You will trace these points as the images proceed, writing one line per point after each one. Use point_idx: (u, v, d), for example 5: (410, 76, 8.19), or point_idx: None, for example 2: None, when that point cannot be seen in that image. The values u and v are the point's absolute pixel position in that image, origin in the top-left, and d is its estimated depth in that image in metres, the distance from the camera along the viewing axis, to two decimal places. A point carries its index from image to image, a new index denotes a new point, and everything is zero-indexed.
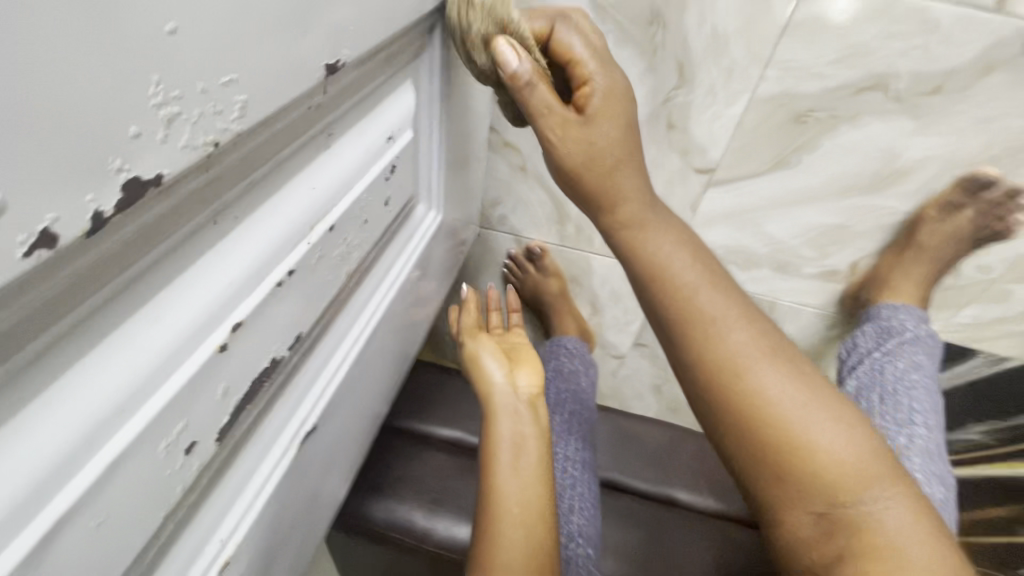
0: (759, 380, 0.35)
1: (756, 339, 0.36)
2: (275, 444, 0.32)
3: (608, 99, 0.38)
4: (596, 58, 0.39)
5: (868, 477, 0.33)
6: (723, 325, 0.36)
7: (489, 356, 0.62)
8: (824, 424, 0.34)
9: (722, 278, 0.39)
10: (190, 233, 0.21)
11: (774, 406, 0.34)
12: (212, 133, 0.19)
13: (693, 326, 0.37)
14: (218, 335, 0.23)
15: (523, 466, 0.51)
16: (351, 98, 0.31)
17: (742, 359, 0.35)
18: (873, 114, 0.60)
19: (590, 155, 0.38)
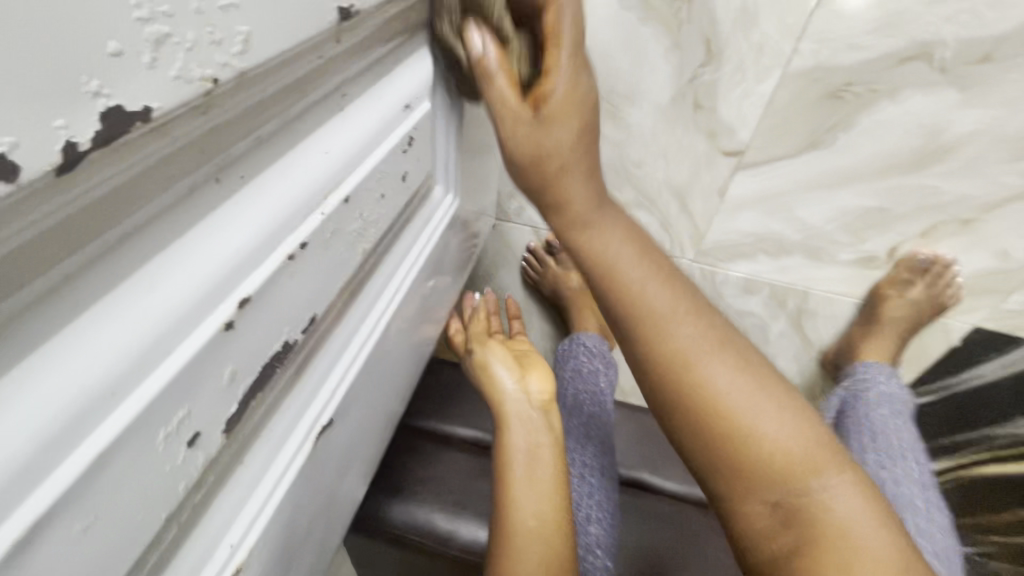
0: (708, 375, 0.32)
1: (705, 332, 0.33)
2: (289, 438, 0.29)
3: (572, 101, 0.34)
4: (569, 49, 0.33)
5: (817, 468, 0.31)
6: (673, 317, 0.33)
7: (499, 362, 0.57)
8: (773, 418, 0.31)
9: (670, 269, 0.35)
10: (188, 189, 0.18)
11: (727, 401, 0.31)
12: (211, 67, 0.16)
13: (641, 320, 0.33)
14: (223, 311, 0.20)
15: (538, 476, 0.48)
16: (365, 57, 0.28)
17: (692, 353, 0.32)
18: (914, 87, 0.55)
19: (539, 157, 0.35)
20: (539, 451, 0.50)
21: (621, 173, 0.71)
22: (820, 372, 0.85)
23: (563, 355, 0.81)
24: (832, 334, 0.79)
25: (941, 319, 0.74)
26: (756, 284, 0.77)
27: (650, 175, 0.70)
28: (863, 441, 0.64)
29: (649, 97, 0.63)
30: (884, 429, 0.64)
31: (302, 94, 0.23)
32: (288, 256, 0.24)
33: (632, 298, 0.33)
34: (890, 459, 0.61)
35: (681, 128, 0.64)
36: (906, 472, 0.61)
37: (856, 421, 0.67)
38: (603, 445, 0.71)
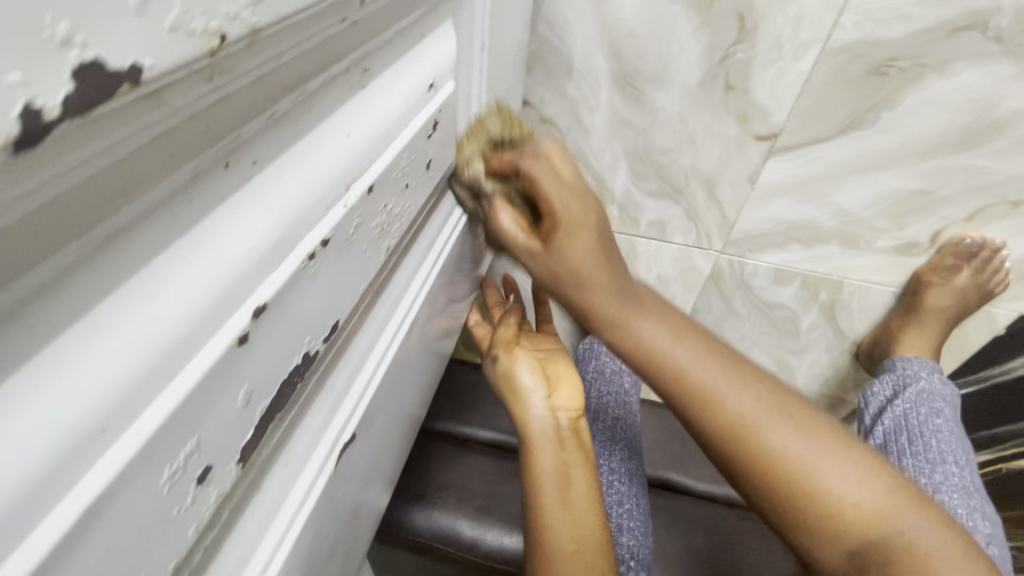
0: (769, 436, 0.28)
1: (754, 391, 0.30)
2: (311, 459, 0.26)
3: (579, 220, 0.32)
4: (562, 190, 0.32)
5: (898, 516, 0.27)
6: (721, 380, 0.30)
7: (526, 370, 0.54)
8: (843, 468, 0.28)
9: (706, 334, 0.32)
10: (191, 177, 0.15)
11: (794, 459, 0.28)
12: (216, 20, 0.13)
13: (688, 391, 0.30)
14: (238, 322, 0.17)
15: (574, 500, 0.45)
16: (388, 27, 0.25)
17: (744, 420, 0.29)
18: (967, 60, 0.49)
19: (558, 274, 0.33)
20: (571, 474, 0.47)
21: (644, 162, 0.64)
22: (853, 361, 0.81)
23: (584, 353, 0.76)
24: (867, 324, 0.75)
25: (987, 306, 0.69)
26: (787, 274, 0.72)
27: (675, 163, 0.63)
28: (898, 447, 0.60)
29: (677, 79, 0.56)
30: (922, 432, 0.60)
31: (321, 65, 0.20)
32: (309, 256, 0.20)
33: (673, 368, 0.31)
34: (929, 466, 0.57)
35: (710, 111, 0.58)
36: (947, 479, 0.56)
37: (892, 424, 0.62)
38: (631, 447, 0.68)
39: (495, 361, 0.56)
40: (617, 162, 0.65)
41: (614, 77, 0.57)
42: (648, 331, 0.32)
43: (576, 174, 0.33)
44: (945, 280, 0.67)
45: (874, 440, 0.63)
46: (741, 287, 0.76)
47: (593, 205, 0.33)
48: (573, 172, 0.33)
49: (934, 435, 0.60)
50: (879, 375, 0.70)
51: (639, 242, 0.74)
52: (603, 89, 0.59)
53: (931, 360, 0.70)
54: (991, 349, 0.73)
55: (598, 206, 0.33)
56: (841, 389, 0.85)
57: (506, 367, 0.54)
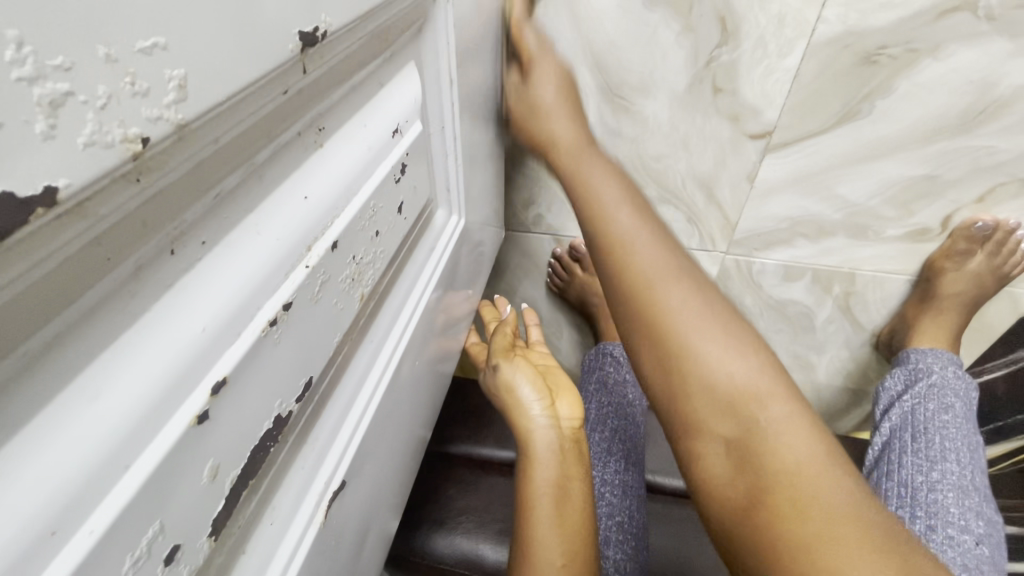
0: (670, 301, 0.33)
1: (668, 260, 0.35)
2: (296, 516, 0.27)
3: (549, 68, 0.49)
4: (559, 82, 0.49)
5: (765, 399, 0.30)
6: (634, 246, 0.36)
7: (524, 382, 0.52)
8: (724, 348, 0.31)
9: (652, 224, 0.38)
10: (134, 269, 0.16)
11: (677, 316, 0.32)
12: (135, 125, 0.13)
13: (628, 288, 0.35)
14: (195, 401, 0.18)
15: (566, 517, 0.45)
16: (342, 84, 0.25)
17: (648, 275, 0.34)
18: (959, 40, 0.48)
19: (546, 138, 0.47)
20: (569, 489, 0.47)
21: (639, 170, 0.64)
22: (874, 353, 0.78)
23: (591, 364, 0.76)
24: (883, 314, 0.73)
25: (1006, 288, 0.68)
26: (795, 271, 0.71)
27: (670, 168, 0.63)
28: (902, 443, 0.59)
29: (663, 85, 0.56)
30: (926, 429, 0.58)
31: (268, 137, 0.20)
32: (270, 323, 0.21)
33: (606, 228, 0.38)
34: (926, 464, 0.55)
35: (699, 114, 0.57)
36: (945, 477, 0.54)
37: (899, 421, 0.61)
38: (630, 458, 0.66)
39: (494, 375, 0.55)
40: None
41: (599, 88, 0.57)
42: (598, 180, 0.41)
43: (568, 75, 0.50)
44: (961, 265, 0.65)
45: (880, 436, 0.62)
46: (750, 287, 0.74)
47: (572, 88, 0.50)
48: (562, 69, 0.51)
49: (939, 430, 0.58)
50: (893, 370, 0.69)
51: None
52: (591, 101, 0.59)
53: (947, 350, 0.68)
54: (1019, 331, 0.70)
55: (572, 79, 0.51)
56: (864, 381, 0.83)
57: (507, 376, 0.53)
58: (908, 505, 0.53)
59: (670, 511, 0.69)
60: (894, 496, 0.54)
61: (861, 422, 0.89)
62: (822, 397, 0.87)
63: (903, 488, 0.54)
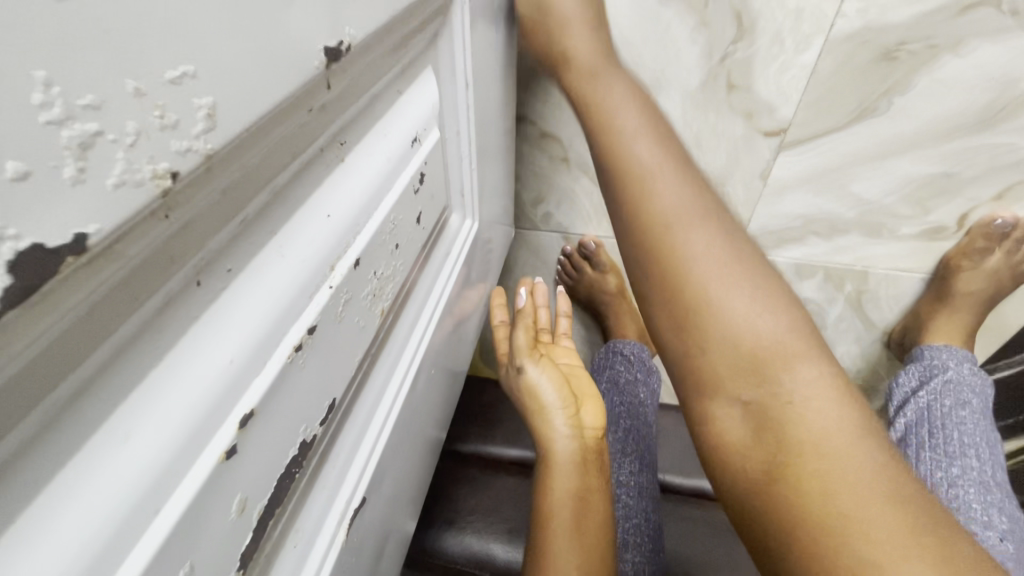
0: (689, 243, 0.32)
1: (688, 201, 0.34)
2: (319, 536, 0.26)
3: None
4: None
5: (789, 360, 0.29)
6: (655, 183, 0.35)
7: (548, 389, 0.50)
8: (747, 300, 0.30)
9: (675, 158, 0.36)
10: (162, 304, 0.15)
11: (697, 268, 0.32)
12: (164, 159, 0.13)
13: (648, 227, 0.34)
14: (223, 437, 0.17)
15: (585, 528, 0.45)
16: (363, 95, 0.24)
17: (672, 215, 0.33)
18: (981, 36, 0.46)
19: (565, 57, 0.43)
20: (590, 499, 0.47)
21: None
22: (885, 351, 0.77)
23: (600, 363, 0.76)
24: (896, 312, 0.72)
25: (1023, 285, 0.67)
26: (807, 269, 0.70)
27: None
28: (918, 439, 0.58)
29: (676, 81, 0.54)
30: (944, 425, 0.57)
31: (292, 156, 0.19)
32: (295, 348, 0.20)
33: (627, 164, 0.36)
34: (946, 459, 0.55)
35: (713, 111, 0.56)
36: (965, 473, 0.54)
37: (914, 417, 0.60)
38: (642, 459, 0.66)
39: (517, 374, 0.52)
40: None
41: None
42: (624, 116, 0.38)
43: None
44: (976, 263, 0.64)
45: (895, 432, 0.61)
46: None
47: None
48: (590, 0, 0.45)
49: (957, 427, 0.57)
50: (907, 366, 0.68)
51: None
52: None
53: (963, 348, 0.67)
54: None
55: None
56: (875, 379, 0.82)
57: (534, 382, 0.51)
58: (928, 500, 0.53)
59: (681, 512, 0.68)
60: None
61: None
62: None
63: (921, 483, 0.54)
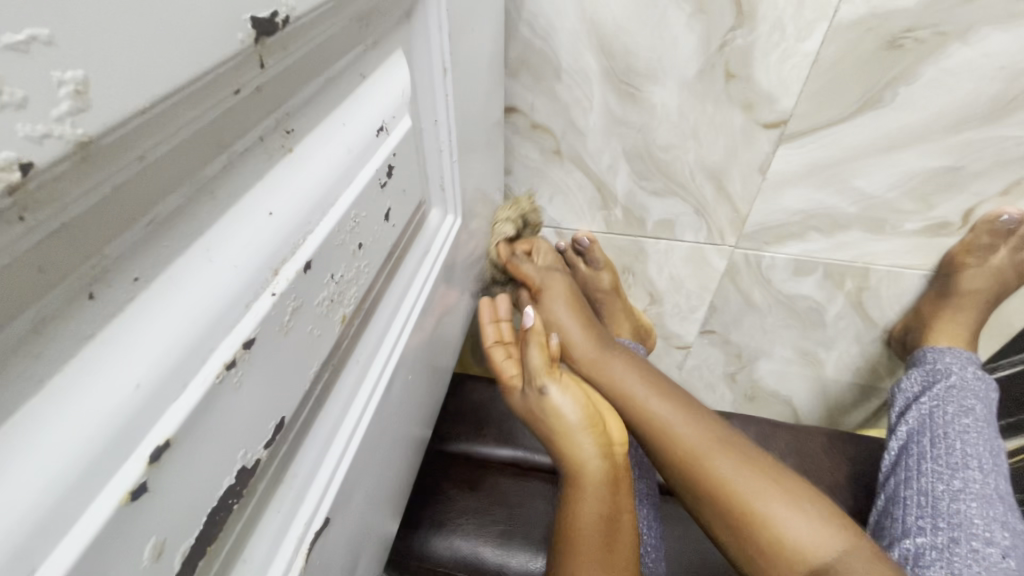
0: (724, 471, 0.43)
1: (705, 431, 0.45)
2: (273, 564, 0.24)
3: (552, 282, 0.58)
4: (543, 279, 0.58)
5: (839, 555, 0.37)
6: (689, 438, 0.45)
7: (570, 405, 0.48)
8: (792, 515, 0.39)
9: (688, 400, 0.49)
10: (39, 320, 0.12)
11: (737, 487, 0.42)
12: (9, 147, 0.10)
13: (685, 461, 0.44)
14: (128, 475, 0.15)
15: (616, 557, 0.43)
16: (314, 78, 0.22)
17: (699, 449, 0.44)
18: (992, 23, 0.44)
19: (551, 330, 0.57)
20: (620, 522, 0.45)
21: (645, 162, 0.60)
22: (886, 349, 0.75)
23: None
24: (897, 310, 0.70)
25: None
26: (807, 265, 0.67)
27: (679, 159, 0.59)
28: (920, 449, 0.56)
29: (672, 71, 0.52)
30: (945, 434, 0.55)
31: (218, 146, 0.17)
32: (227, 366, 0.18)
33: (652, 417, 0.48)
34: (948, 472, 0.52)
35: (710, 103, 0.53)
36: (968, 485, 0.51)
37: (916, 424, 0.59)
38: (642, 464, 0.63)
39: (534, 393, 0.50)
40: (616, 163, 0.61)
41: (604, 74, 0.53)
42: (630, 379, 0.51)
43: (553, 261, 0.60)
44: (981, 261, 0.62)
45: (896, 440, 0.60)
46: (759, 282, 0.71)
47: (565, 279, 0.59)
48: (567, 287, 0.58)
49: (959, 437, 0.55)
50: (908, 370, 0.66)
51: (647, 242, 0.69)
52: (595, 87, 0.55)
53: (967, 349, 0.65)
54: None
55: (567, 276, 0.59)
56: (875, 377, 0.80)
57: (564, 404, 0.49)
58: (929, 516, 0.50)
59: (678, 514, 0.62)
60: (914, 506, 0.52)
61: (870, 417, 0.86)
62: (829, 393, 0.84)
63: (924, 497, 0.52)
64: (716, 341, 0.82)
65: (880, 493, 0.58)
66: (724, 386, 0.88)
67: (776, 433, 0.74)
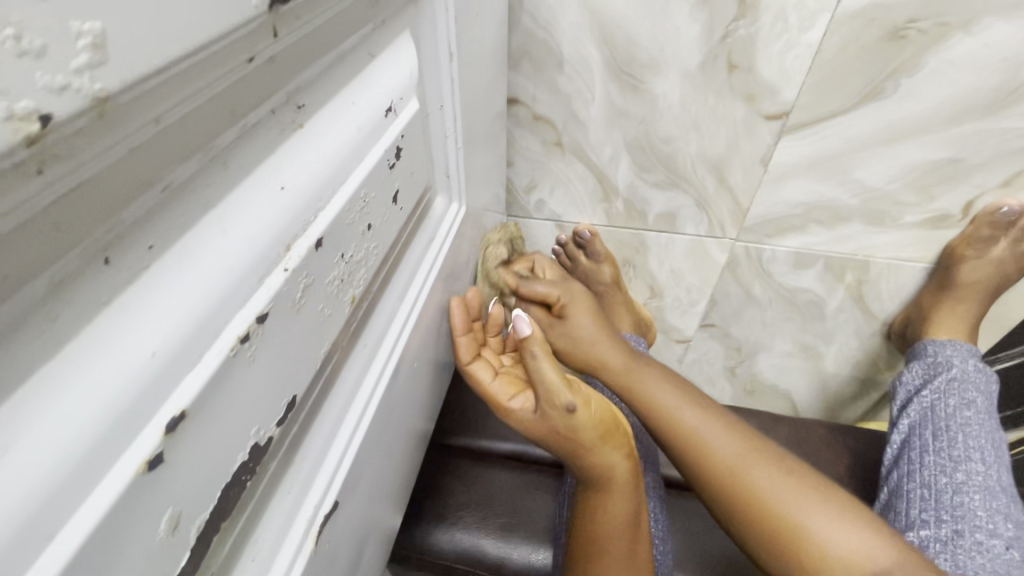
0: (759, 479, 0.41)
1: (737, 440, 0.44)
2: (284, 546, 0.24)
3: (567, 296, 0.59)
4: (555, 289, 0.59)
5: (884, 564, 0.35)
6: (721, 446, 0.43)
7: (598, 413, 0.47)
8: (829, 520, 0.38)
9: (714, 409, 0.47)
10: (57, 283, 0.12)
11: (773, 496, 0.40)
12: (29, 97, 0.10)
13: (718, 471, 0.43)
14: (144, 445, 0.14)
15: (637, 551, 0.47)
16: (325, 53, 0.21)
17: (733, 459, 0.42)
18: (995, 13, 0.44)
19: (575, 343, 0.57)
20: (640, 520, 0.48)
21: (647, 154, 0.60)
22: (885, 342, 0.75)
23: None
24: (897, 303, 0.70)
25: None
26: (807, 258, 0.67)
27: (681, 151, 0.59)
28: (921, 442, 0.56)
29: (674, 62, 0.51)
30: (947, 427, 0.56)
31: (232, 117, 0.17)
32: (241, 340, 0.18)
33: (681, 425, 0.46)
34: (950, 464, 0.53)
35: (713, 94, 0.53)
36: (970, 477, 0.51)
37: (918, 417, 0.59)
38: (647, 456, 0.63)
39: (556, 416, 0.47)
40: (618, 156, 0.61)
41: (606, 65, 0.53)
42: (657, 388, 0.50)
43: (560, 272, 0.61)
44: (981, 253, 0.62)
45: (898, 434, 0.60)
46: (759, 275, 0.71)
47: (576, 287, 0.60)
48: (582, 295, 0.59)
49: (962, 429, 0.55)
50: (908, 363, 0.66)
51: (648, 235, 0.69)
52: (597, 78, 0.55)
53: (966, 341, 0.65)
54: None
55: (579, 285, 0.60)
56: (874, 371, 0.80)
57: (589, 420, 0.46)
58: (932, 509, 0.50)
59: (680, 506, 0.62)
60: (917, 499, 0.52)
61: (868, 411, 0.86)
62: (829, 387, 0.84)
63: (926, 489, 0.52)
64: (716, 335, 0.82)
65: (883, 487, 0.58)
66: (723, 380, 0.88)
67: (777, 426, 0.74)
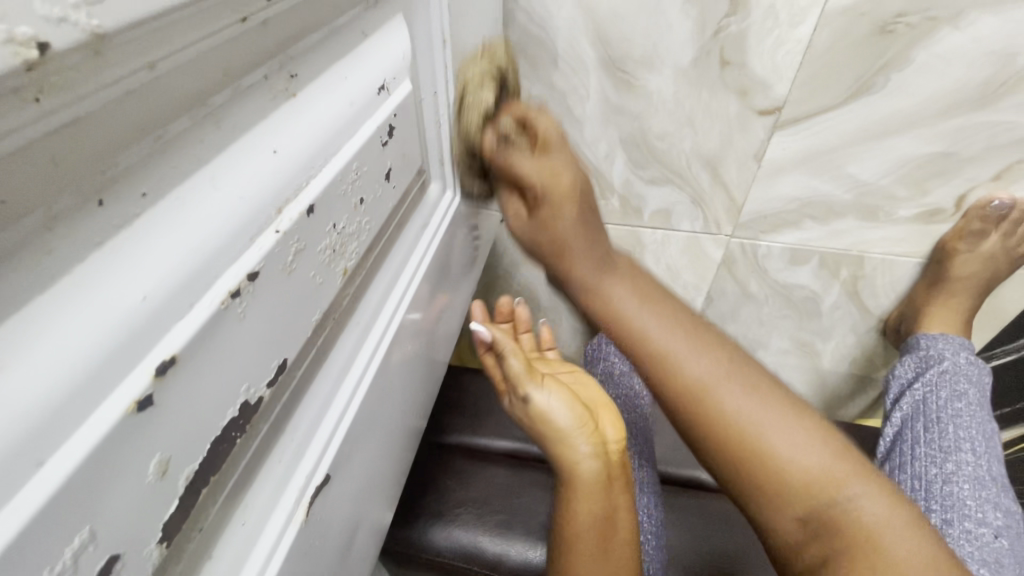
0: (728, 404, 0.28)
1: (717, 357, 0.30)
2: (275, 511, 0.24)
3: (565, 189, 0.34)
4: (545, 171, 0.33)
5: (843, 483, 0.27)
6: (682, 353, 0.30)
7: (563, 407, 0.47)
8: (791, 437, 0.28)
9: (694, 319, 0.32)
10: (54, 217, 0.13)
11: (742, 419, 0.28)
12: (25, 24, 0.10)
13: (680, 391, 0.29)
14: (134, 384, 0.15)
15: (611, 551, 0.44)
16: (316, 24, 0.22)
17: (702, 380, 0.29)
18: (980, 7, 0.45)
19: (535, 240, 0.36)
20: (615, 521, 0.45)
21: (641, 150, 0.60)
22: (881, 339, 0.75)
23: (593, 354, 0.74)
24: (891, 298, 0.70)
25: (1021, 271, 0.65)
26: (802, 254, 0.67)
27: (675, 148, 0.59)
28: (913, 434, 0.56)
29: (668, 58, 0.52)
30: (938, 418, 0.56)
31: (224, 76, 0.17)
32: (232, 294, 0.18)
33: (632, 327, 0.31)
34: (941, 454, 0.53)
35: (706, 89, 0.54)
36: (960, 468, 0.51)
37: (910, 409, 0.59)
38: (643, 452, 0.62)
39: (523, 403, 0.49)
40: (613, 152, 0.61)
41: (600, 62, 0.54)
42: (619, 297, 0.32)
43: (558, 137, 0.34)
44: (973, 247, 0.62)
45: (891, 427, 0.60)
46: (755, 272, 0.71)
47: (570, 165, 0.34)
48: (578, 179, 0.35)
49: (952, 420, 0.55)
50: (902, 356, 0.66)
51: (644, 232, 0.70)
52: (592, 75, 0.55)
53: (959, 336, 0.65)
54: None
55: (578, 166, 0.34)
56: (870, 368, 0.80)
57: (549, 410, 0.47)
58: (922, 498, 0.51)
59: (677, 502, 0.62)
60: (908, 490, 0.53)
61: (865, 409, 0.86)
62: (827, 384, 0.84)
63: (916, 481, 0.52)
64: None
65: None
66: None
67: None
